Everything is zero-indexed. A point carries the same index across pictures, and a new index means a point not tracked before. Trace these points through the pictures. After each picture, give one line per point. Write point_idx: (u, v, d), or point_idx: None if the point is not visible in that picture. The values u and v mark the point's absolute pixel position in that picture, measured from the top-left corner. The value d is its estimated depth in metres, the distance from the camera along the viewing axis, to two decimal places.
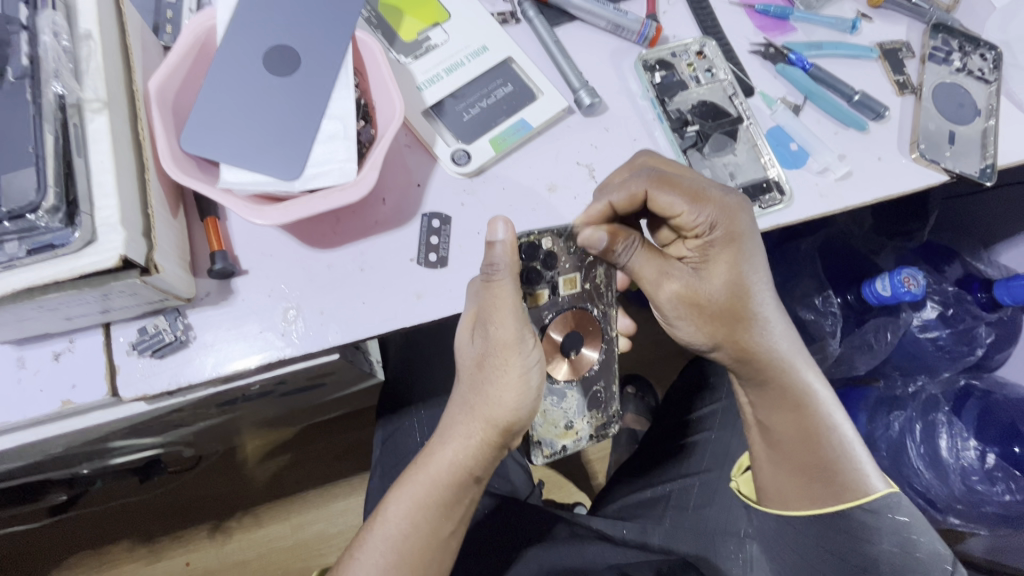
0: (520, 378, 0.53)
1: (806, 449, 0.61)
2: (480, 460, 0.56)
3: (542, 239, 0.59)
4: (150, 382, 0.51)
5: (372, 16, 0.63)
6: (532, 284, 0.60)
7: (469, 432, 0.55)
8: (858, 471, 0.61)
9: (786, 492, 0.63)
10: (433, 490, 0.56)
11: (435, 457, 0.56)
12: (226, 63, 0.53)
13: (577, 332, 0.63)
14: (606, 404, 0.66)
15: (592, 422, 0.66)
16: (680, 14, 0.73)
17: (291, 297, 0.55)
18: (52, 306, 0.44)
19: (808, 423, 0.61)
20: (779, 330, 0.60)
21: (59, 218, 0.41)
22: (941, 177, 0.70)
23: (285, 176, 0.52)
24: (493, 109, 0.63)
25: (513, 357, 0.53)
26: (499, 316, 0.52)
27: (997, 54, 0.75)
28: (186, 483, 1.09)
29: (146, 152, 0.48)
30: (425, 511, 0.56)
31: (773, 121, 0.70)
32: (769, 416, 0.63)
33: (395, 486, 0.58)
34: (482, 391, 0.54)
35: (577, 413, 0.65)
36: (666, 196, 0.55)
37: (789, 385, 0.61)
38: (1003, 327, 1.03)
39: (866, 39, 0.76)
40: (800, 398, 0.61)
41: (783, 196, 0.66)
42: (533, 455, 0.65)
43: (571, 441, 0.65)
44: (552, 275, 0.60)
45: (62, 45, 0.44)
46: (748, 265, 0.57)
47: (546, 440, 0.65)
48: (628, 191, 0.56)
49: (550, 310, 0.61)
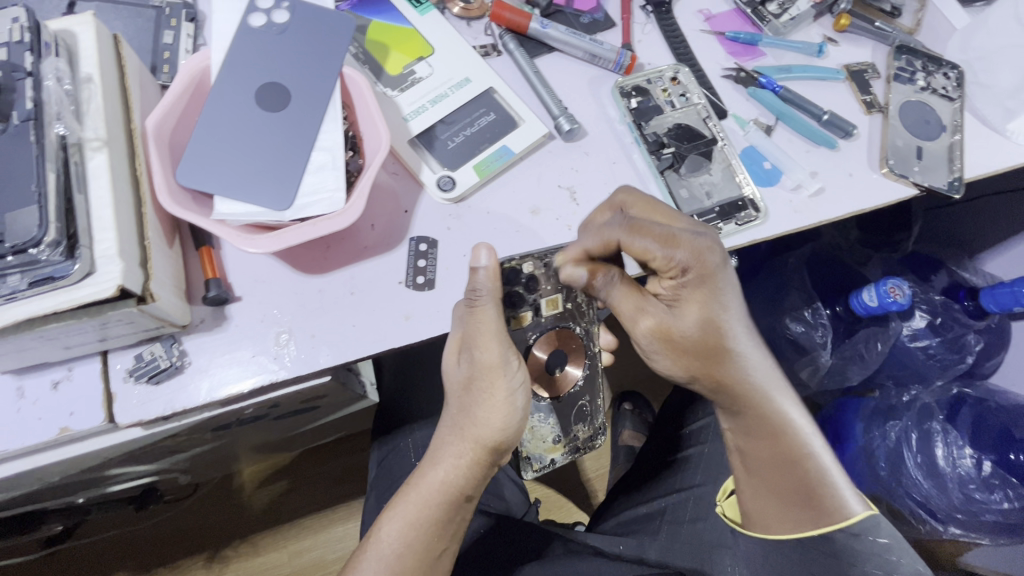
0: (506, 401, 0.55)
1: (785, 475, 0.62)
2: (471, 478, 0.57)
3: (525, 264, 0.61)
4: (145, 408, 0.53)
5: (359, 52, 0.66)
6: (515, 307, 0.62)
7: (460, 452, 0.56)
8: (836, 494, 0.61)
9: (769, 517, 0.64)
10: (426, 509, 0.57)
11: (427, 477, 0.57)
12: (220, 101, 0.56)
13: (562, 350, 0.65)
14: (593, 417, 0.68)
15: (579, 435, 0.68)
16: (654, 42, 0.76)
17: (283, 322, 0.57)
18: (51, 336, 0.46)
19: (785, 451, 0.62)
20: (755, 362, 0.61)
21: (60, 251, 0.44)
22: (911, 191, 0.72)
23: (276, 207, 0.54)
24: (477, 137, 0.66)
25: (498, 380, 0.54)
26: (485, 342, 0.54)
27: (959, 73, 0.78)
28: (183, 511, 1.09)
29: (143, 187, 0.50)
30: (418, 531, 0.57)
31: (746, 141, 0.73)
32: (747, 444, 0.64)
33: (389, 505, 0.59)
34: (471, 413, 0.56)
35: (564, 428, 0.67)
36: (639, 241, 0.56)
37: (766, 413, 0.62)
38: (991, 335, 1.05)
39: (833, 61, 0.80)
40: (779, 427, 0.62)
41: (758, 212, 0.68)
42: (522, 470, 0.66)
43: (560, 454, 0.67)
44: (535, 297, 0.62)
45: (64, 89, 0.46)
46: (720, 304, 0.58)
47: (536, 455, 0.66)
48: (602, 239, 0.59)
49: (533, 331, 0.63)
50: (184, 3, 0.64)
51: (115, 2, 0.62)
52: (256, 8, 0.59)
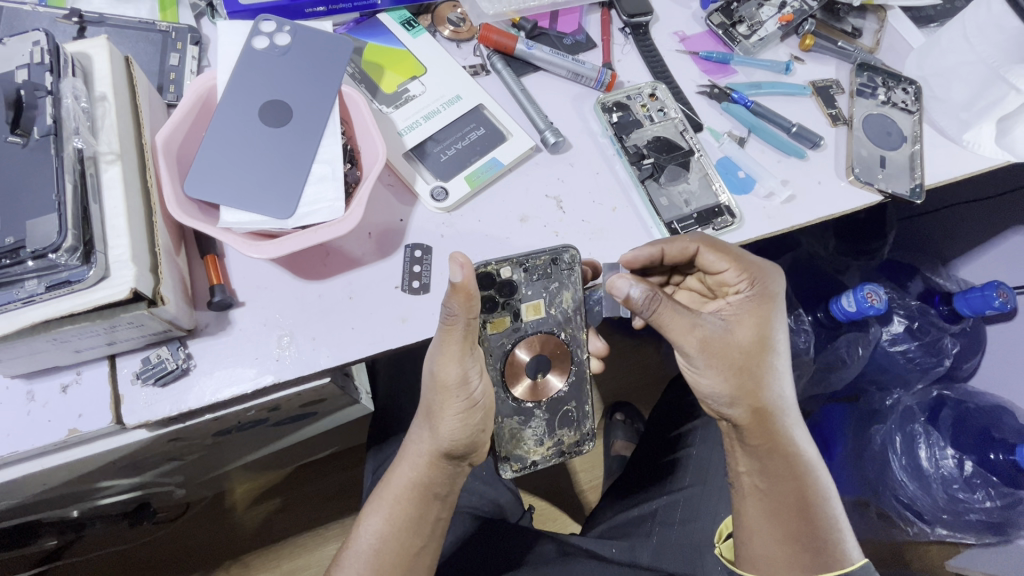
0: (464, 411, 0.58)
1: (798, 518, 0.66)
2: (437, 477, 0.62)
3: (501, 268, 0.64)
4: (152, 410, 0.55)
5: (355, 72, 0.70)
6: (492, 311, 0.65)
7: (421, 453, 0.61)
8: (841, 542, 0.66)
9: (777, 561, 0.65)
10: (399, 505, 0.62)
11: (397, 476, 0.62)
12: (225, 118, 0.59)
13: (544, 355, 0.67)
14: (578, 422, 0.70)
15: (564, 439, 0.69)
16: (633, 62, 0.82)
17: (285, 325, 0.60)
18: (64, 339, 0.49)
19: (802, 494, 0.67)
20: (789, 399, 0.68)
21: (76, 257, 0.46)
22: (876, 197, 0.77)
23: (278, 215, 0.57)
24: (468, 150, 0.70)
25: (452, 396, 0.57)
26: (445, 363, 0.56)
27: (916, 88, 0.84)
28: (176, 529, 1.09)
29: (153, 197, 0.53)
30: (393, 526, 0.61)
31: (721, 152, 0.78)
32: (769, 483, 0.67)
33: (370, 501, 0.64)
34: (433, 422, 0.60)
35: (548, 430, 0.69)
36: (713, 255, 0.65)
37: (795, 456, 0.68)
38: (966, 338, 1.09)
39: (800, 78, 0.85)
40: (802, 470, 0.68)
41: (734, 218, 0.73)
42: (501, 471, 0.68)
43: (543, 457, 0.69)
44: (514, 302, 0.65)
45: (81, 106, 0.50)
46: (772, 326, 0.66)
47: (515, 456, 0.68)
48: (680, 245, 0.65)
49: (510, 336, 0.66)
50: (189, 27, 0.67)
51: (124, 27, 0.66)
52: (259, 32, 0.63)
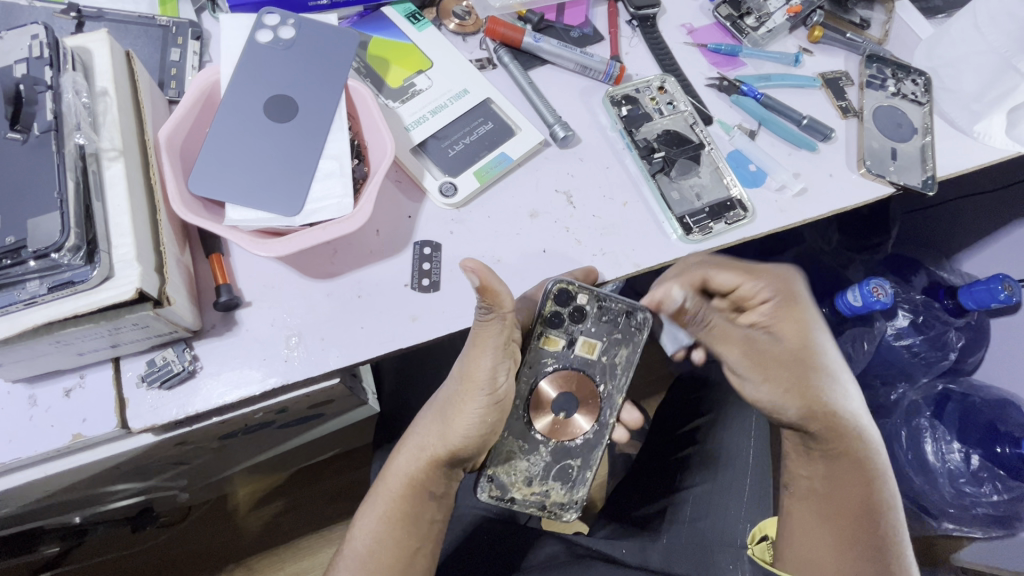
0: (482, 411, 0.57)
1: (856, 524, 0.64)
2: (435, 477, 0.61)
3: (578, 294, 0.63)
4: (158, 414, 0.53)
5: (360, 66, 0.69)
6: (552, 327, 0.64)
7: (423, 445, 0.61)
8: (901, 554, 0.64)
9: (825, 565, 0.63)
10: (393, 501, 0.61)
11: (393, 469, 0.61)
12: (228, 113, 0.58)
13: (574, 395, 0.64)
14: (574, 484, 0.64)
15: (550, 494, 0.64)
16: (641, 54, 0.80)
17: (293, 325, 0.58)
18: (67, 341, 0.47)
19: (867, 500, 0.65)
20: (856, 404, 0.66)
21: (80, 256, 0.45)
22: (888, 189, 0.76)
23: (286, 212, 0.56)
24: (476, 145, 0.69)
25: (475, 392, 0.57)
26: (478, 354, 0.57)
27: (926, 79, 0.83)
28: (180, 534, 1.08)
29: (156, 195, 0.52)
30: (389, 525, 0.60)
31: (732, 145, 0.77)
32: (831, 486, 0.66)
33: (364, 502, 0.63)
34: (445, 416, 0.59)
35: (541, 473, 0.63)
36: (723, 274, 0.68)
37: (866, 460, 0.65)
38: (972, 331, 1.09)
39: (809, 70, 0.84)
40: (871, 476, 0.65)
41: (746, 212, 0.72)
42: (479, 488, 0.62)
43: (525, 501, 0.63)
44: (574, 329, 0.65)
45: (82, 101, 0.48)
46: (813, 327, 0.67)
47: (499, 481, 0.63)
48: (689, 273, 0.68)
49: (555, 360, 0.64)
50: (190, 22, 0.66)
51: (123, 22, 0.64)
52: (263, 25, 0.61)
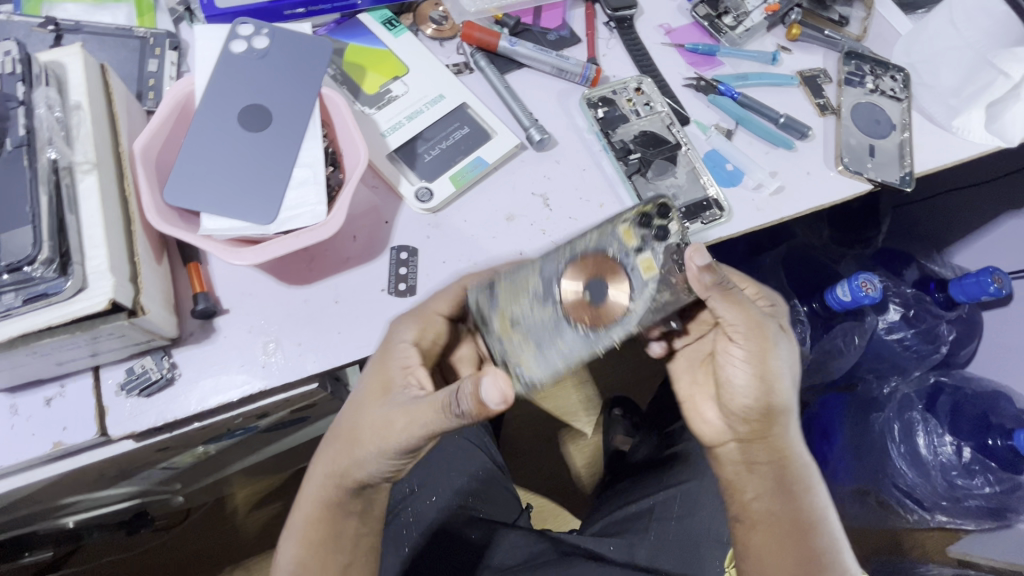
0: (389, 423, 0.52)
1: (799, 538, 0.61)
2: (346, 495, 0.57)
3: (664, 213, 0.53)
4: (137, 420, 0.54)
5: (337, 74, 0.70)
6: (628, 224, 0.53)
7: (330, 468, 0.56)
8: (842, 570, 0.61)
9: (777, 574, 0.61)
10: (312, 523, 0.58)
11: (305, 493, 0.58)
12: (203, 123, 0.59)
13: (600, 288, 0.52)
14: (555, 358, 0.52)
15: (532, 337, 0.53)
16: (618, 56, 0.81)
17: (270, 331, 0.59)
18: (44, 352, 0.48)
19: (799, 514, 0.62)
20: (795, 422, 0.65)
21: (53, 269, 0.46)
22: (865, 186, 0.77)
23: (260, 221, 0.57)
24: (452, 149, 0.70)
25: (379, 401, 0.54)
26: (384, 358, 0.56)
27: (905, 75, 0.83)
28: (177, 537, 1.09)
29: (131, 206, 0.53)
30: (307, 546, 0.57)
31: (708, 145, 0.78)
32: (772, 501, 0.63)
33: (284, 529, 0.60)
34: (349, 435, 0.55)
35: (532, 323, 0.53)
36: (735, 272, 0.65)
37: (797, 471, 0.63)
38: (962, 325, 1.10)
39: (787, 68, 0.84)
40: (805, 489, 0.63)
41: (722, 211, 0.72)
42: (475, 289, 0.56)
43: (507, 338, 0.53)
44: (647, 240, 0.52)
45: (55, 116, 0.49)
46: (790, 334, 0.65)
47: (499, 296, 0.54)
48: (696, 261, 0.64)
49: (604, 249, 0.53)
50: (168, 33, 0.67)
51: (100, 34, 0.65)
52: (237, 35, 0.62)
